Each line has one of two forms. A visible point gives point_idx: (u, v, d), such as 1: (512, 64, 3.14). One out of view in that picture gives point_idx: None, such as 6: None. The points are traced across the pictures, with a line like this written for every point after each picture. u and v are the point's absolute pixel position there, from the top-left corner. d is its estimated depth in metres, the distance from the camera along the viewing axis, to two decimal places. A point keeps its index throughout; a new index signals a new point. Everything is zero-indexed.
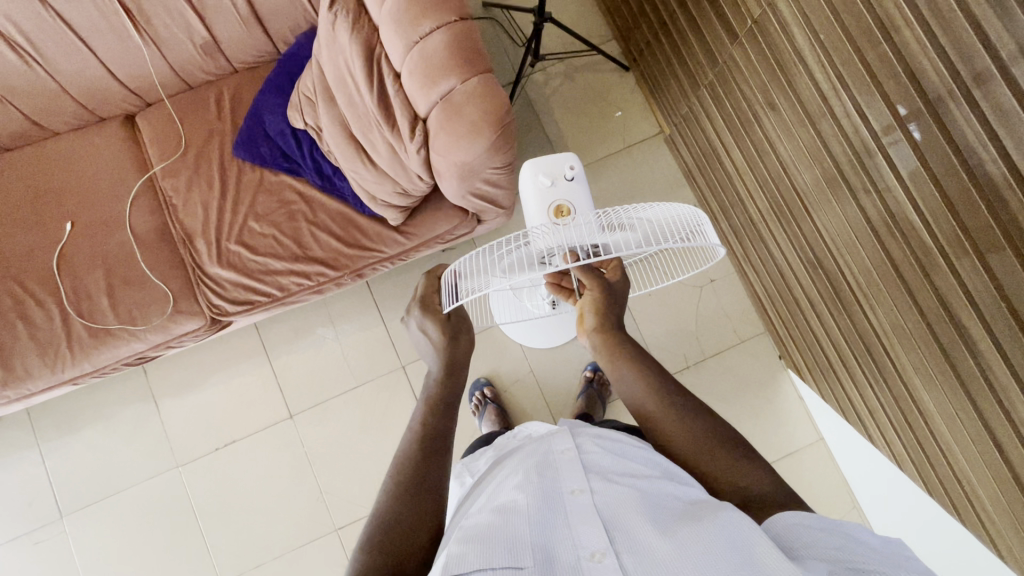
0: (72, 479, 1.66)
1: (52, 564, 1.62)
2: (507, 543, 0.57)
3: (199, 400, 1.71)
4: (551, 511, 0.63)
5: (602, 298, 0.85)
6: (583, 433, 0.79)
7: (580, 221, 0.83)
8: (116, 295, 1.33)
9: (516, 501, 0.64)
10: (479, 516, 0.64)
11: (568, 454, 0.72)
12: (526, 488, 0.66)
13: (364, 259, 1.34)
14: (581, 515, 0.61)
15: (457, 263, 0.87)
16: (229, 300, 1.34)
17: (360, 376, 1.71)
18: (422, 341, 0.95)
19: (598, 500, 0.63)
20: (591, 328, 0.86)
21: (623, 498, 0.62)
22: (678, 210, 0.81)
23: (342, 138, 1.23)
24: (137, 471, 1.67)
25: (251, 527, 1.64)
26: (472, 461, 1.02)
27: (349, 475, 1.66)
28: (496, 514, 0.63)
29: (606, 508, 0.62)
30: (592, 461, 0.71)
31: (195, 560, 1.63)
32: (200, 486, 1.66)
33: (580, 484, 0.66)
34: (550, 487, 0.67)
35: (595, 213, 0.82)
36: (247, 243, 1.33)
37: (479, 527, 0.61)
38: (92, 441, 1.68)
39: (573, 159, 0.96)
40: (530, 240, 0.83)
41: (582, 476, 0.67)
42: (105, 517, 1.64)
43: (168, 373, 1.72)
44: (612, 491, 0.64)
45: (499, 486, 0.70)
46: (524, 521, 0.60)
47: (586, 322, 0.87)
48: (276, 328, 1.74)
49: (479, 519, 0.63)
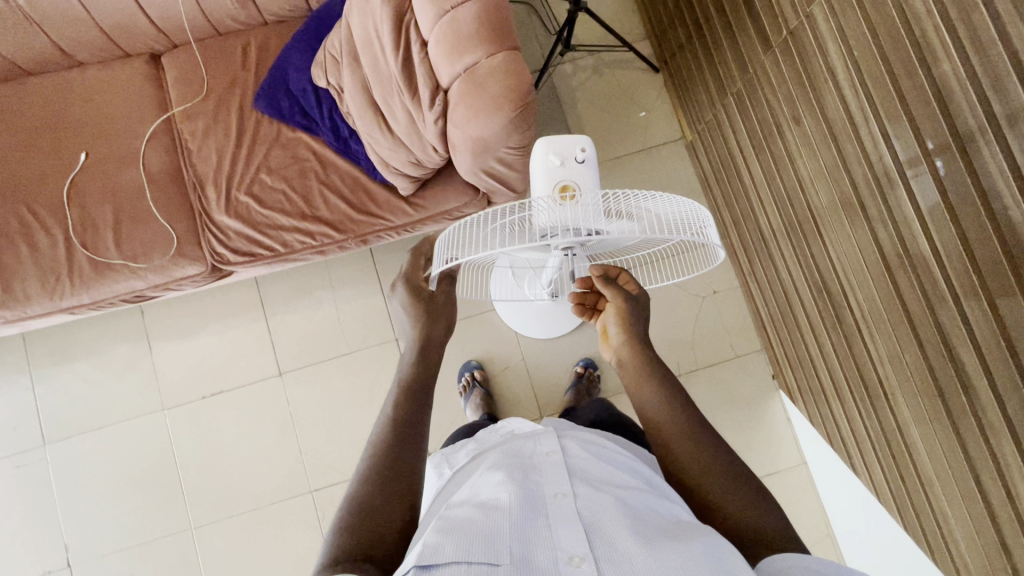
0: (58, 409, 1.68)
1: (30, 488, 1.64)
2: (485, 538, 0.57)
3: (192, 348, 1.72)
4: (533, 512, 0.62)
5: (629, 309, 0.84)
6: (569, 437, 0.79)
7: (584, 203, 0.80)
8: (122, 231, 1.34)
9: (498, 498, 0.64)
10: (460, 509, 0.64)
11: (553, 455, 0.73)
12: (509, 485, 0.66)
13: (371, 227, 1.33)
14: (562, 518, 0.61)
15: (455, 231, 0.84)
16: (232, 250, 1.34)
17: (353, 343, 1.71)
18: (400, 317, 0.91)
19: (580, 506, 0.63)
20: (617, 342, 0.85)
21: (605, 505, 0.63)
22: (682, 205, 0.79)
23: (362, 101, 1.23)
24: (123, 409, 1.68)
25: (228, 477, 1.65)
26: (451, 452, 1.01)
27: (331, 438, 1.67)
28: (476, 509, 0.62)
29: (588, 513, 0.62)
30: (577, 466, 0.71)
31: (168, 503, 1.64)
32: (183, 430, 1.68)
33: (564, 488, 0.66)
34: (533, 489, 0.67)
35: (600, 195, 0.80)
36: (256, 196, 1.33)
37: (457, 520, 0.61)
38: (85, 374, 1.70)
39: (588, 142, 0.89)
40: (530, 211, 0.80)
41: (565, 479, 0.67)
42: (86, 449, 1.66)
43: (165, 316, 1.73)
44: (596, 497, 0.64)
45: (481, 481, 0.70)
46: (503, 518, 0.60)
47: (612, 336, 0.86)
48: (276, 286, 1.75)
49: (458, 511, 0.63)
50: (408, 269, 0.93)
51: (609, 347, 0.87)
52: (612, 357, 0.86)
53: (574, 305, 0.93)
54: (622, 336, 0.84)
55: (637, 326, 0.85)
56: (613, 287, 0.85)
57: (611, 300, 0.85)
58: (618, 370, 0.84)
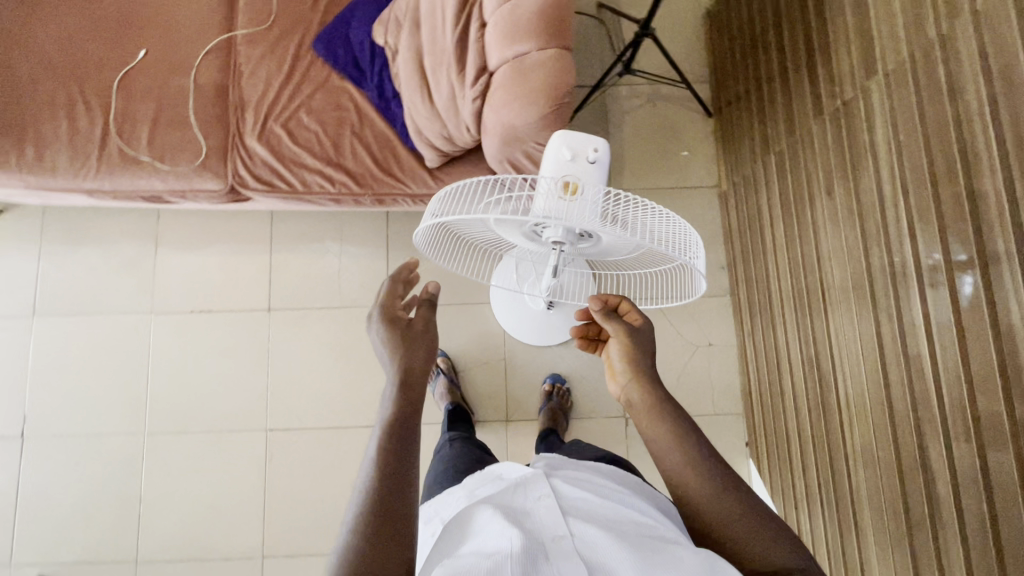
0: (55, 285, 1.73)
1: (9, 352, 1.69)
2: None
3: (194, 262, 1.75)
4: (534, 555, 0.61)
5: (633, 339, 0.78)
6: (555, 474, 0.78)
7: (586, 195, 0.79)
8: (157, 131, 1.38)
9: (496, 544, 0.62)
10: (459, 560, 0.61)
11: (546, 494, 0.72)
12: (504, 528, 0.65)
13: (389, 189, 1.35)
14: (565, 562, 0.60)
15: (449, 191, 0.83)
16: (253, 176, 1.37)
17: (345, 299, 1.73)
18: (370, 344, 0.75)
19: (580, 547, 0.63)
20: (624, 379, 0.76)
21: (603, 539, 0.63)
22: (678, 224, 0.79)
23: (412, 67, 1.25)
24: (114, 302, 1.72)
25: (192, 394, 1.68)
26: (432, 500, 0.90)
27: (299, 384, 1.69)
28: (477, 557, 0.60)
29: (590, 553, 0.62)
30: (570, 504, 0.71)
31: (130, 402, 1.67)
32: (163, 338, 1.71)
33: (560, 528, 0.65)
34: (529, 531, 0.65)
35: (604, 191, 0.78)
36: (290, 130, 1.37)
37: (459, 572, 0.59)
38: (88, 261, 1.75)
39: (604, 143, 0.88)
40: (536, 195, 0.80)
41: (560, 518, 0.67)
42: (70, 330, 1.70)
43: (176, 227, 1.77)
44: (593, 532, 0.65)
45: (474, 528, 0.67)
46: (505, 564, 0.59)
47: (617, 373, 0.77)
48: (288, 225, 1.78)
49: (459, 563, 0.60)
50: (392, 284, 0.81)
51: (612, 385, 0.78)
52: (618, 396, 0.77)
53: (579, 342, 0.88)
54: (628, 370, 0.76)
55: (646, 359, 0.77)
56: (613, 319, 0.80)
57: (614, 335, 0.79)
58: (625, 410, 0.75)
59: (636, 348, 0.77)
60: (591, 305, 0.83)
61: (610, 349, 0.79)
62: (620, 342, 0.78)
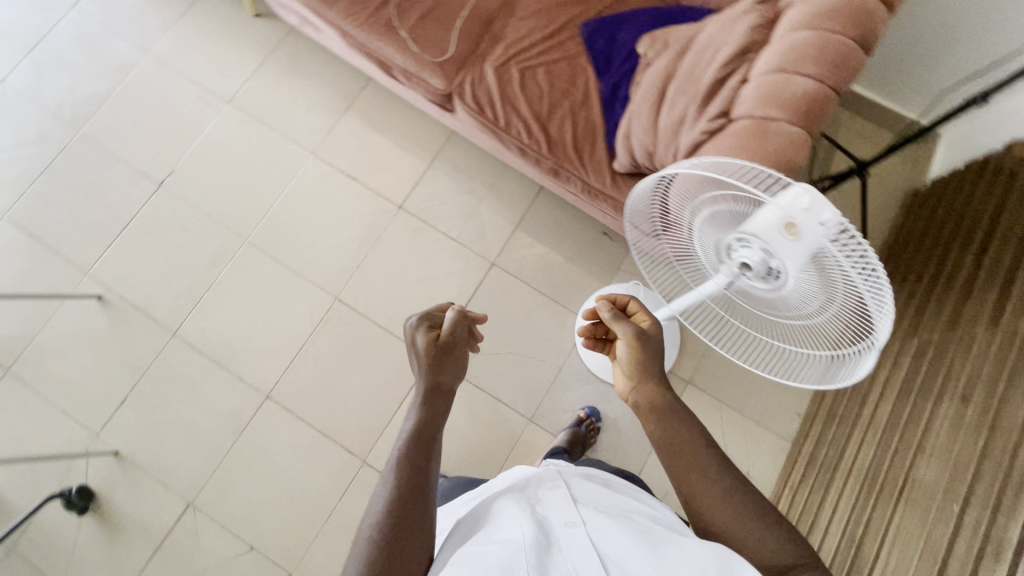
0: (259, 89, 1.94)
1: (196, 118, 1.92)
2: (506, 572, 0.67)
3: (368, 135, 1.91)
4: (547, 543, 0.73)
5: (638, 337, 0.85)
6: (571, 476, 0.90)
7: (802, 241, 0.68)
8: (423, 21, 1.52)
9: (513, 531, 0.74)
10: (482, 544, 0.74)
11: (560, 493, 0.83)
12: (521, 520, 0.76)
13: (571, 168, 1.44)
14: (574, 549, 0.72)
15: (666, 177, 0.82)
16: (472, 94, 1.50)
17: (463, 236, 1.83)
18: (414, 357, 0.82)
19: (589, 534, 0.74)
20: (630, 380, 0.83)
21: (610, 531, 0.75)
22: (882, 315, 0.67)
23: (657, 81, 1.33)
24: (291, 128, 1.91)
25: (301, 234, 1.83)
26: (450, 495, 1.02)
27: (385, 279, 1.79)
28: (497, 543, 0.73)
29: (597, 542, 0.73)
30: (584, 502, 0.82)
31: (254, 210, 1.84)
32: (308, 178, 1.87)
33: (572, 518, 0.77)
34: (545, 524, 0.77)
35: (822, 244, 0.67)
36: (523, 76, 1.48)
37: (480, 555, 0.71)
38: (293, 83, 1.95)
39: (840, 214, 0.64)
40: (763, 204, 0.71)
41: (572, 511, 0.79)
42: (248, 129, 1.91)
43: (373, 97, 1.94)
44: (602, 526, 0.76)
45: (496, 520, 0.80)
46: (521, 549, 0.70)
47: (623, 374, 0.84)
48: (456, 151, 1.90)
49: (480, 547, 0.73)
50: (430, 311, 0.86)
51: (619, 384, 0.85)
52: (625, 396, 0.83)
53: (583, 342, 0.95)
54: (633, 372, 0.83)
55: (650, 358, 0.84)
56: (623, 322, 0.86)
57: (622, 336, 0.86)
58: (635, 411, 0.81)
59: (641, 347, 0.84)
60: (603, 312, 0.88)
61: (619, 349, 0.85)
62: (628, 345, 0.84)
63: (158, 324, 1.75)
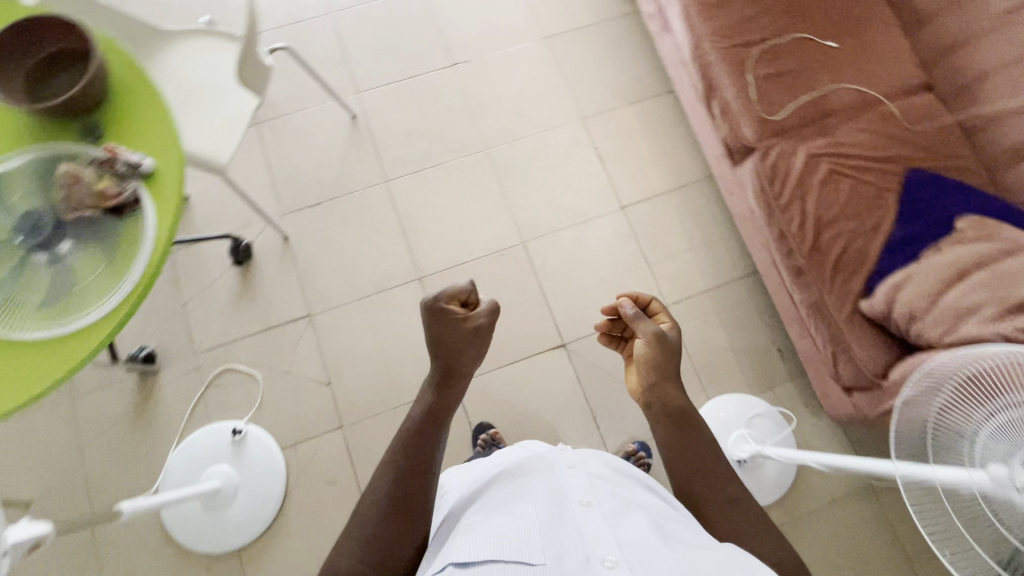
0: (575, 43, 2.06)
1: (513, 33, 2.06)
2: (521, 543, 0.75)
3: (634, 135, 1.97)
4: (562, 519, 0.79)
5: (654, 342, 1.00)
6: (596, 458, 0.94)
7: None
8: (773, 77, 1.55)
9: (528, 507, 0.81)
10: (500, 514, 0.82)
11: (576, 473, 0.88)
12: (537, 498, 0.83)
13: (818, 279, 1.43)
14: (587, 526, 0.76)
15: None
16: (774, 162, 1.51)
17: (655, 267, 1.84)
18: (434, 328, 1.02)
19: (605, 515, 0.78)
20: (639, 378, 1.00)
21: (628, 519, 0.78)
22: None
23: (962, 263, 1.26)
24: (579, 89, 2.01)
25: (530, 174, 1.91)
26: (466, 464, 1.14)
27: (569, 255, 1.84)
28: (512, 515, 0.80)
29: (612, 524, 0.77)
30: (606, 486, 0.86)
31: (507, 131, 1.96)
32: (565, 135, 1.96)
33: (589, 499, 0.81)
34: (563, 501, 0.82)
35: None
36: (830, 176, 1.46)
37: (496, 525, 0.79)
38: (603, 54, 2.05)
39: None
40: None
41: (591, 492, 0.83)
42: (545, 67, 2.03)
43: (659, 105, 2.00)
44: (620, 514, 0.79)
45: (514, 492, 0.87)
46: (535, 526, 0.77)
47: (635, 372, 1.01)
48: (698, 195, 1.91)
49: (496, 518, 0.81)
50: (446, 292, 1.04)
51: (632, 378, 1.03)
52: (635, 391, 1.01)
53: (604, 336, 1.15)
54: (643, 369, 0.99)
55: (664, 366, 0.99)
56: (642, 322, 1.03)
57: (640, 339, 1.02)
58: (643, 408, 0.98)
59: (654, 351, 0.99)
60: (626, 314, 1.04)
61: (635, 348, 1.02)
62: (641, 350, 1.01)
63: (379, 166, 1.90)
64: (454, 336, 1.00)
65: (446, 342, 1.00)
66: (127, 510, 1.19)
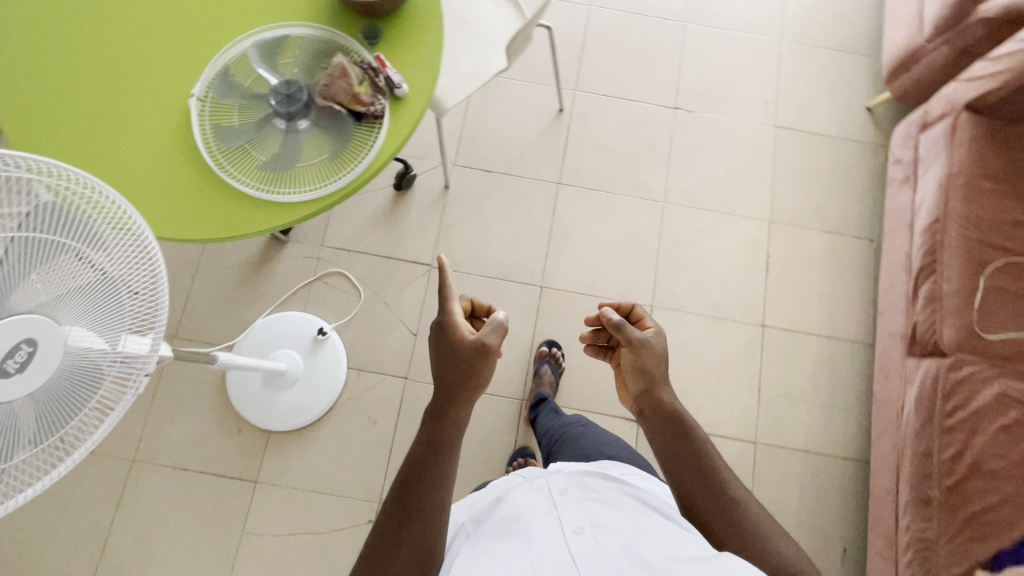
0: (801, 146, 1.94)
1: (745, 107, 1.97)
2: (521, 572, 0.70)
3: (812, 262, 1.84)
4: (559, 543, 0.74)
5: (640, 352, 0.98)
6: (579, 480, 0.91)
7: None
8: (1008, 294, 1.38)
9: (523, 535, 0.77)
10: (497, 547, 0.77)
11: (568, 498, 0.85)
12: (529, 523, 0.79)
13: (944, 520, 1.27)
14: (580, 550, 0.72)
15: None
16: (963, 378, 1.34)
17: (763, 398, 1.72)
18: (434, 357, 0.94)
19: (599, 537, 0.74)
20: (633, 390, 0.99)
21: (620, 538, 0.75)
22: None
23: None
24: (781, 191, 1.90)
25: (690, 246, 1.84)
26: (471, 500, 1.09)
27: (687, 342, 1.75)
28: (509, 547, 0.75)
29: (609, 545, 0.73)
30: (597, 507, 0.83)
31: (690, 195, 1.88)
32: (743, 227, 1.86)
33: (580, 526, 0.77)
34: (555, 526, 0.78)
35: None
36: (1015, 427, 1.30)
37: (496, 558, 0.74)
38: (824, 168, 1.92)
39: None
40: None
41: (581, 518, 0.79)
42: (758, 154, 1.93)
43: (854, 245, 1.85)
44: (613, 533, 0.76)
45: (506, 520, 0.83)
46: (534, 552, 0.73)
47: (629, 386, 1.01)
48: (844, 354, 1.76)
49: (493, 551, 0.76)
50: (448, 308, 0.92)
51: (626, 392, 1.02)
52: (632, 403, 1.01)
53: (587, 343, 1.15)
54: (637, 381, 0.98)
55: (653, 378, 0.96)
56: (626, 330, 0.98)
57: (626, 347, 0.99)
58: (642, 421, 0.97)
59: (642, 360, 0.97)
60: (609, 322, 0.99)
61: (624, 358, 1.00)
62: (631, 363, 0.98)
63: (559, 165, 1.89)
64: (467, 353, 0.90)
65: (456, 363, 0.90)
66: (213, 360, 1.27)
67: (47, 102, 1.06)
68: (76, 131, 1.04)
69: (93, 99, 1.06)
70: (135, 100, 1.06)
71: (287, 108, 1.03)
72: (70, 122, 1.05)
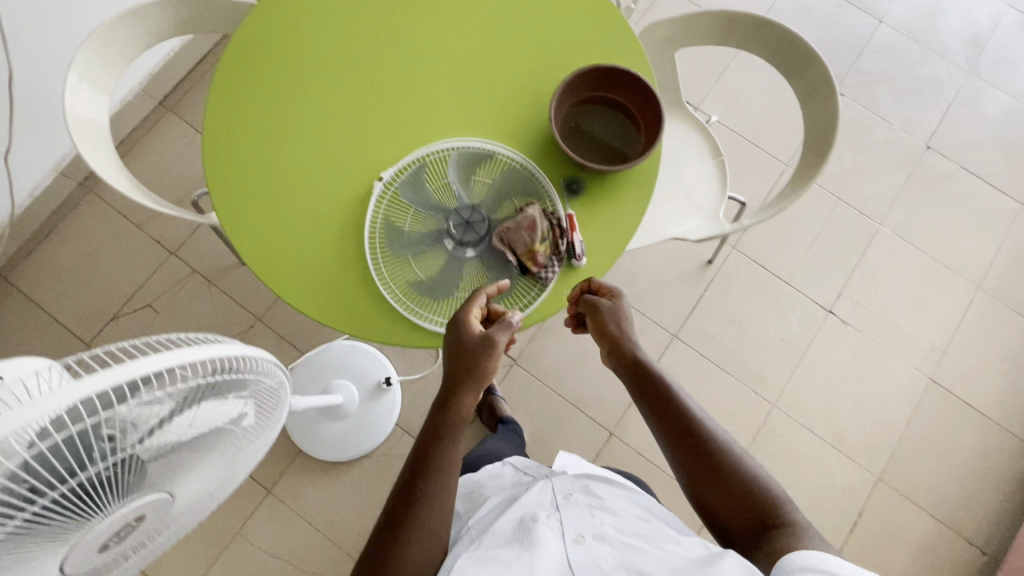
0: (948, 411, 1.71)
1: (904, 342, 1.77)
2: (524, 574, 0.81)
3: (906, 543, 1.61)
4: (561, 551, 0.86)
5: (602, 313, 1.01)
6: (584, 488, 1.02)
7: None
8: None
9: (528, 537, 0.88)
10: (504, 544, 0.88)
11: (573, 503, 0.96)
12: (536, 527, 0.90)
13: None
14: (579, 561, 0.83)
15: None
16: None
17: None
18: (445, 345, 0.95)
19: (596, 548, 0.86)
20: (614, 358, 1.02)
21: (616, 548, 0.85)
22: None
23: None
24: (904, 449, 1.69)
25: (782, 463, 1.66)
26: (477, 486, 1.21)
27: None
28: (516, 546, 0.86)
29: (604, 556, 0.84)
30: (599, 515, 0.94)
31: (804, 409, 1.71)
32: (846, 470, 1.67)
33: (579, 534, 0.89)
34: (560, 532, 0.90)
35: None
36: None
37: (503, 556, 0.85)
38: (962, 448, 1.69)
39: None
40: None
41: (581, 526, 0.90)
42: (897, 398, 1.72)
43: (961, 546, 1.62)
44: (610, 544, 0.87)
45: (514, 517, 0.94)
46: (537, 554, 0.84)
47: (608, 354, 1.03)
48: None
49: (500, 548, 0.87)
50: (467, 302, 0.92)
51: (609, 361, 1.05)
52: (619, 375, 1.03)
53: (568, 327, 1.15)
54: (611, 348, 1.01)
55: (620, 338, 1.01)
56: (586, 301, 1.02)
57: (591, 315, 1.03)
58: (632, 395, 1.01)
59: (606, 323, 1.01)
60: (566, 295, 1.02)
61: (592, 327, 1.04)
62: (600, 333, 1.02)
63: (683, 317, 1.76)
64: (472, 345, 0.90)
65: (461, 351, 0.90)
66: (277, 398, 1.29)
67: (246, 143, 1.06)
68: (261, 184, 1.05)
69: (287, 145, 1.06)
70: (323, 171, 1.05)
71: (463, 235, 1.00)
72: (260, 172, 1.05)
